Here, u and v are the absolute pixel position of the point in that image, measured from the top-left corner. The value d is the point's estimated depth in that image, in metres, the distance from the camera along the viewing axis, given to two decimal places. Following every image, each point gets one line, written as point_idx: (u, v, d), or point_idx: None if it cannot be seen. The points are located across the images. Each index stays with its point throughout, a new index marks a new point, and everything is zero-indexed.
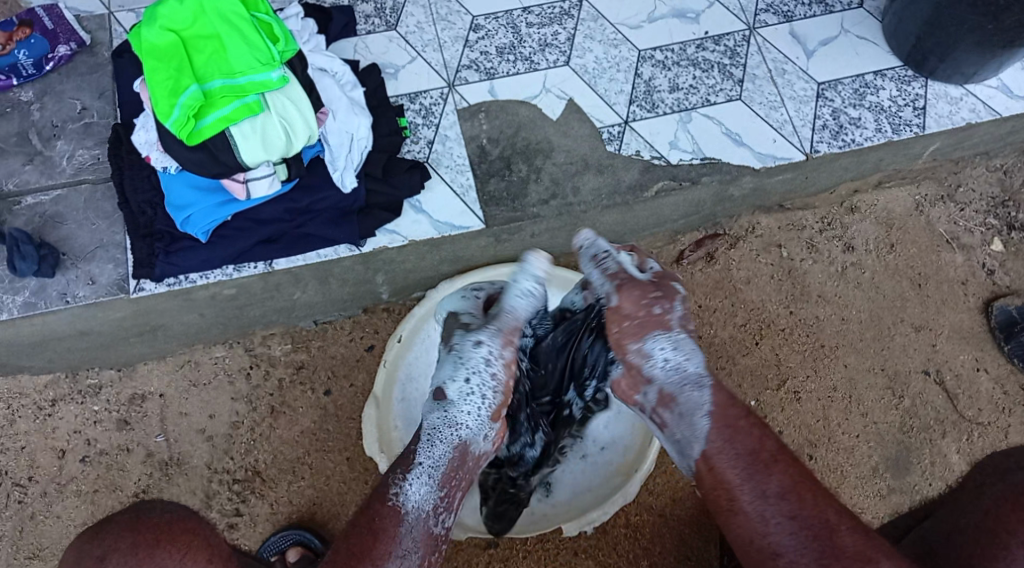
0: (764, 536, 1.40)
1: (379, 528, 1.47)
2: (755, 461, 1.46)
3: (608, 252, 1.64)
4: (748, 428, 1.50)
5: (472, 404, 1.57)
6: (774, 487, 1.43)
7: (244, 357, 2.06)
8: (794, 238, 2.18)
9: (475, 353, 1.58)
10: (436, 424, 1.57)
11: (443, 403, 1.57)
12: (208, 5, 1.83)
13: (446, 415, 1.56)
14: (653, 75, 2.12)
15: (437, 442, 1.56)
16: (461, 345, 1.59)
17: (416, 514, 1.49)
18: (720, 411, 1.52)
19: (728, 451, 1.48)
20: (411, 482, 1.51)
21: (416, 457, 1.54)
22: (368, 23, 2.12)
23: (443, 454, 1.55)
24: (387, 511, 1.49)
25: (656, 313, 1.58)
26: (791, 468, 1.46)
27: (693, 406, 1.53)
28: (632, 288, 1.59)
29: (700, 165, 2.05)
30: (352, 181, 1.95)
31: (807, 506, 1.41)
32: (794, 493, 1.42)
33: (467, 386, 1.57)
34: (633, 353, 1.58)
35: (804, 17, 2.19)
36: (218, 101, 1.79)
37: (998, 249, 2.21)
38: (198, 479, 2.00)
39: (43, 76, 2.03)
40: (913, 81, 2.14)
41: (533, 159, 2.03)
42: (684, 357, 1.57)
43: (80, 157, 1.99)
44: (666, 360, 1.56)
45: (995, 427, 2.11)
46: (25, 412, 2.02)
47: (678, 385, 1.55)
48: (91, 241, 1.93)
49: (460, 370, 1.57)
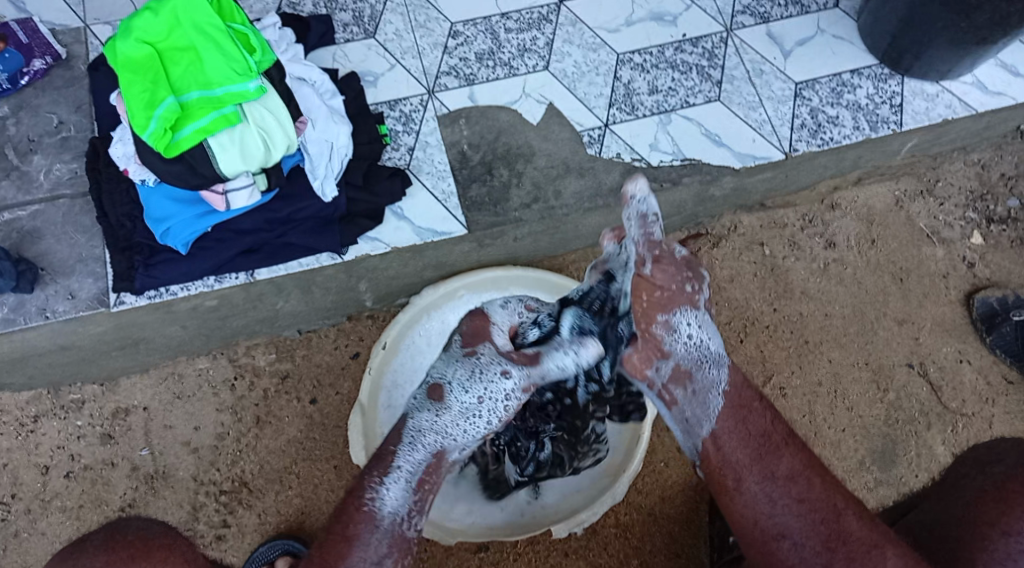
0: (769, 517, 1.36)
1: (353, 535, 1.37)
2: (766, 444, 1.40)
3: (656, 216, 1.44)
4: (757, 411, 1.44)
5: (471, 423, 1.43)
6: (783, 470, 1.38)
7: (228, 368, 2.03)
8: (776, 236, 2.18)
9: (499, 382, 1.43)
10: (424, 427, 1.43)
11: (438, 405, 1.43)
12: (183, 16, 1.81)
13: (439, 423, 1.42)
14: (632, 78, 2.13)
15: (420, 446, 1.42)
16: (485, 359, 1.44)
17: (391, 519, 1.38)
18: (733, 391, 1.45)
19: (738, 432, 1.42)
20: (387, 485, 1.39)
21: (394, 460, 1.41)
22: (346, 31, 2.11)
23: (423, 461, 1.42)
24: (360, 516, 1.38)
25: (687, 291, 1.45)
26: (800, 453, 1.41)
27: (708, 385, 1.43)
28: (669, 262, 1.45)
29: (680, 166, 2.07)
30: (333, 190, 1.95)
31: (816, 491, 1.37)
32: (803, 477, 1.38)
33: (469, 399, 1.42)
34: (659, 325, 1.43)
35: (781, 18, 2.20)
36: (195, 112, 1.78)
37: (978, 242, 2.22)
38: (184, 492, 1.99)
39: (17, 90, 2.01)
40: (890, 79, 2.17)
41: (514, 163, 2.04)
42: (706, 336, 1.45)
43: (57, 171, 1.98)
44: (689, 337, 1.43)
45: (979, 418, 2.13)
46: (7, 429, 1.99)
47: (697, 362, 1.43)
48: (70, 255, 1.92)
49: (470, 382, 1.43)
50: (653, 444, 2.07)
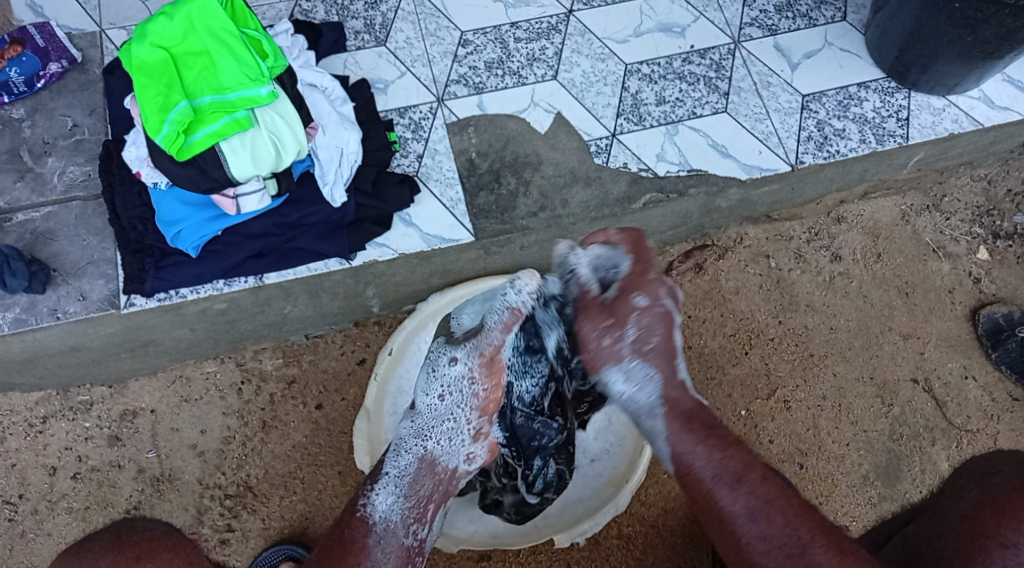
0: (739, 553, 1.40)
1: (348, 538, 1.54)
2: (719, 480, 1.43)
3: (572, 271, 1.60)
4: (708, 449, 1.46)
5: (439, 417, 1.66)
6: (741, 508, 1.41)
7: (235, 372, 2.05)
8: (782, 248, 2.18)
9: (448, 370, 1.65)
10: (404, 437, 1.67)
11: (412, 414, 1.68)
12: (197, 21, 1.84)
13: (414, 427, 1.67)
14: (640, 89, 2.15)
15: (405, 453, 1.65)
16: (433, 356, 1.67)
17: (383, 523, 1.57)
18: (680, 433, 1.49)
19: (701, 468, 1.45)
20: (378, 492, 1.60)
21: (382, 468, 1.63)
22: (357, 39, 2.14)
23: (409, 464, 1.64)
24: (356, 522, 1.57)
25: (606, 345, 1.53)
26: (760, 485, 1.42)
27: (653, 434, 1.53)
28: (587, 316, 1.55)
29: (687, 176, 2.08)
30: (342, 196, 1.96)
31: (778, 527, 1.38)
32: (764, 514, 1.40)
33: (432, 397, 1.66)
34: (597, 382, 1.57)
35: (788, 31, 2.22)
36: (208, 117, 1.81)
37: (984, 258, 2.22)
38: (190, 495, 2.00)
39: (34, 93, 2.04)
40: (896, 93, 2.18)
41: (521, 172, 2.05)
42: (637, 388, 1.53)
43: (71, 173, 2.01)
44: (623, 391, 1.54)
45: (984, 434, 2.13)
46: (16, 429, 2.00)
47: (635, 413, 1.54)
48: (82, 257, 1.95)
49: (428, 384, 1.67)
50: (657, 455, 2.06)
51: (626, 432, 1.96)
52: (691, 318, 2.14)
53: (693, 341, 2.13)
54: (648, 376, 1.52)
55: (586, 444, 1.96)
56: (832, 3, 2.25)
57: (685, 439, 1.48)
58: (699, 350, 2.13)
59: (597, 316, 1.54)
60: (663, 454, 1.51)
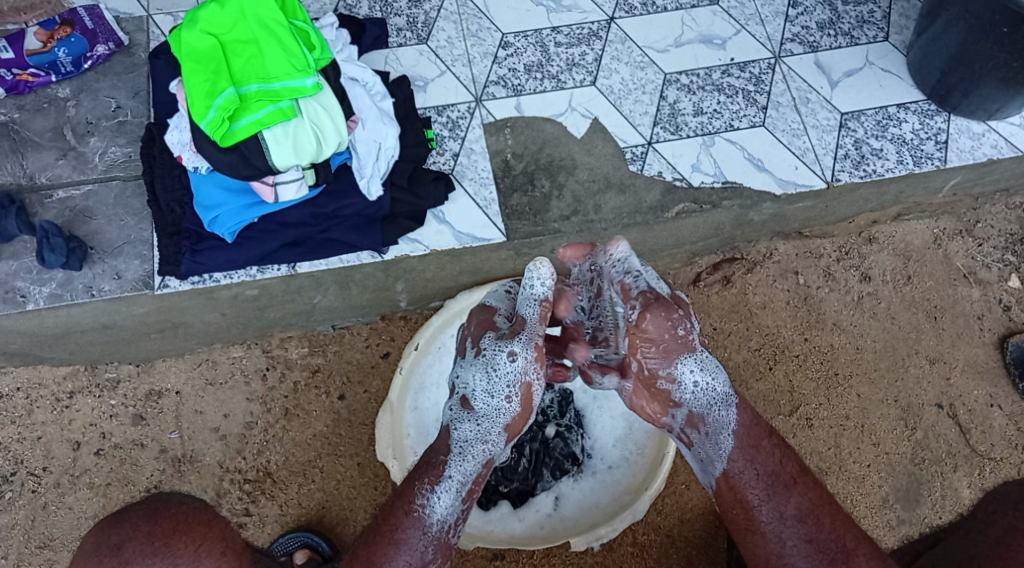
0: (780, 558, 1.49)
1: (400, 540, 1.52)
2: (775, 483, 1.52)
3: (640, 271, 1.60)
4: (769, 447, 1.56)
5: (497, 417, 1.59)
6: (791, 509, 1.50)
7: (261, 359, 2.05)
8: (811, 265, 2.16)
9: (509, 366, 1.58)
10: (469, 440, 1.59)
11: (473, 415, 1.59)
12: (249, 11, 1.86)
13: (479, 431, 1.59)
14: (677, 99, 2.15)
15: (468, 457, 1.58)
16: (490, 351, 1.59)
17: (439, 527, 1.55)
18: (747, 428, 1.57)
19: (749, 471, 1.54)
20: (438, 494, 1.55)
21: (445, 471, 1.57)
22: (399, 36, 2.15)
23: (472, 469, 1.59)
24: (409, 521, 1.53)
25: (680, 336, 1.51)
26: (811, 490, 1.53)
27: (719, 425, 1.56)
28: (657, 308, 1.50)
29: (722, 188, 2.09)
30: (378, 189, 1.99)
31: (826, 531, 1.49)
32: (813, 516, 1.50)
33: (498, 397, 1.58)
34: (664, 378, 1.55)
35: (830, 48, 2.21)
36: (253, 104, 1.83)
37: (1015, 286, 2.20)
38: (209, 478, 2.01)
39: (81, 73, 2.07)
40: (936, 116, 2.17)
41: (556, 175, 2.07)
42: (712, 377, 1.55)
43: (112, 154, 2.04)
44: (695, 382, 1.55)
45: (1007, 463, 2.13)
46: (43, 402, 2.03)
47: (707, 406, 1.56)
48: (119, 237, 1.98)
49: (491, 384, 1.58)
50: (676, 466, 2.05)
51: (646, 441, 1.96)
52: (715, 329, 2.12)
53: (718, 355, 2.11)
54: (721, 376, 1.56)
55: (604, 452, 1.98)
56: (875, 23, 2.24)
57: (750, 434, 1.57)
58: (722, 364, 2.11)
59: (669, 305, 1.50)
60: (724, 445, 1.56)
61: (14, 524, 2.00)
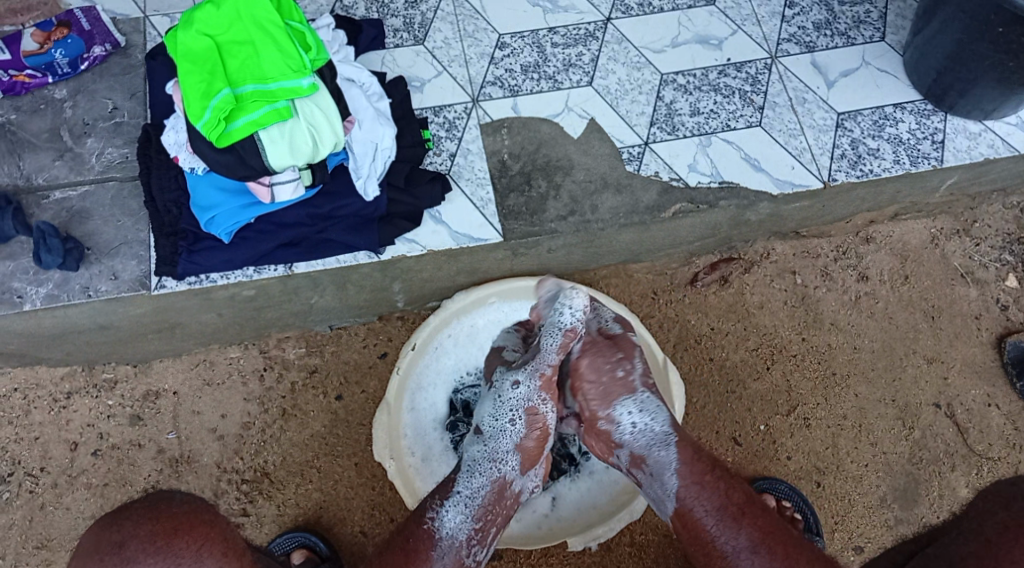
0: None
1: (410, 548, 1.54)
2: (723, 517, 1.48)
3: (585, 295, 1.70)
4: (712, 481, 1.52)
5: (507, 440, 1.63)
6: (742, 541, 1.45)
7: (258, 359, 2.08)
8: (809, 265, 2.18)
9: (513, 393, 1.64)
10: (477, 458, 1.63)
11: (482, 437, 1.65)
12: (244, 12, 1.87)
13: (486, 450, 1.63)
14: (674, 99, 2.15)
15: (478, 474, 1.62)
16: (498, 382, 1.67)
17: (449, 541, 1.55)
18: (688, 466, 1.54)
19: (698, 508, 1.50)
20: (447, 508, 1.58)
21: (455, 486, 1.61)
22: (396, 36, 2.15)
23: (482, 485, 1.61)
24: (422, 533, 1.56)
25: (620, 377, 1.60)
26: (760, 518, 1.48)
27: (661, 466, 1.55)
28: (593, 353, 1.62)
29: (718, 188, 2.07)
30: (375, 190, 1.98)
31: (779, 559, 1.42)
32: (765, 546, 1.44)
33: (503, 421, 1.64)
34: (602, 420, 1.60)
35: (826, 48, 2.21)
36: (249, 105, 1.83)
37: (1013, 285, 2.21)
38: (207, 478, 2.02)
39: (77, 74, 2.07)
40: (933, 115, 2.17)
41: (553, 175, 2.06)
42: (650, 418, 1.58)
43: (109, 155, 2.03)
44: (634, 424, 1.58)
45: (1005, 462, 2.13)
46: (40, 403, 2.04)
47: (647, 446, 1.57)
48: (116, 237, 1.97)
49: (496, 408, 1.65)
50: None
51: None
52: (713, 329, 2.14)
53: (716, 354, 2.13)
54: (659, 415, 1.58)
55: None
56: (872, 23, 2.24)
57: (692, 470, 1.54)
58: (720, 363, 2.13)
59: (603, 351, 1.62)
60: (669, 486, 1.54)
61: (11, 525, 2.00)
